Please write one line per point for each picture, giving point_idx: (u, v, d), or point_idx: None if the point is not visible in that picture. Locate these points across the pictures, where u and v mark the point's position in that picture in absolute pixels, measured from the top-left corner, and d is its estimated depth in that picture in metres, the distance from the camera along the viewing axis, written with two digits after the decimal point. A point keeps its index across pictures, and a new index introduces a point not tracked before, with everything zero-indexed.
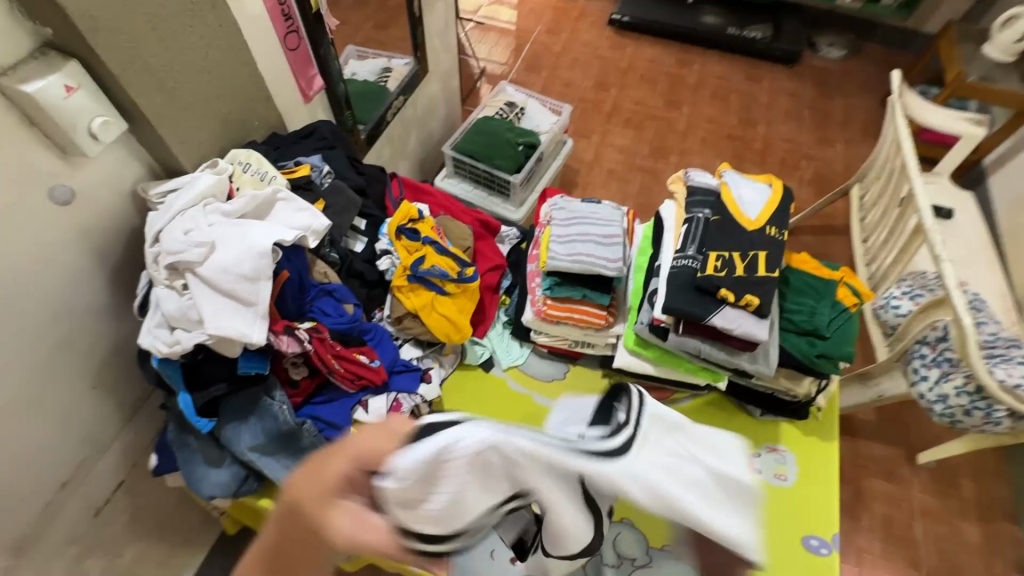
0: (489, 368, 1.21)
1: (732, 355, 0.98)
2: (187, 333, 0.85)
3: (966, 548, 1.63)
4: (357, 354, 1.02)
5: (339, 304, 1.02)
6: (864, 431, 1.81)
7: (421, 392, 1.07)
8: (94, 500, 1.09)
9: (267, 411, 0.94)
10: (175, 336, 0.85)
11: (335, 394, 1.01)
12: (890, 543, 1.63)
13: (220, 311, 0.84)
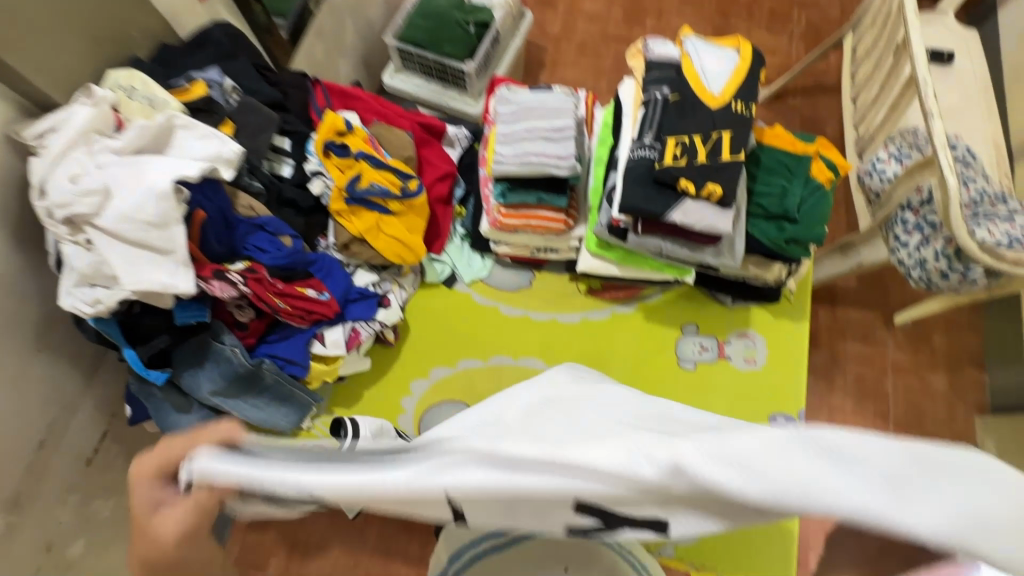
0: (452, 285, 1.17)
1: (694, 251, 0.94)
2: (108, 290, 0.79)
3: (931, 396, 1.72)
4: (305, 289, 0.97)
5: (274, 239, 0.94)
6: (843, 299, 1.83)
7: (380, 318, 1.05)
8: (81, 451, 1.12)
9: (220, 356, 0.93)
10: (97, 294, 0.79)
11: (289, 332, 0.99)
12: (861, 399, 1.73)
13: (138, 262, 0.78)
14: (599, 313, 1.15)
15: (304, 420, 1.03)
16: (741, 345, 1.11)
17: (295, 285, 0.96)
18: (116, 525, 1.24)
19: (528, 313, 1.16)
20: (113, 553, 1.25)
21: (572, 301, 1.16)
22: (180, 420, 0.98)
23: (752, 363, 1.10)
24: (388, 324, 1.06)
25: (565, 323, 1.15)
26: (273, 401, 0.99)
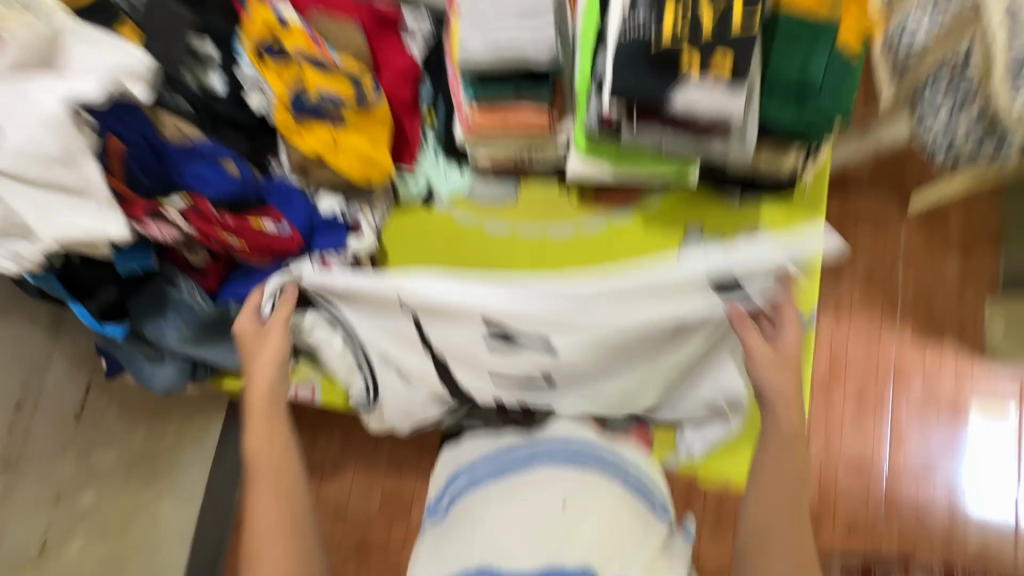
0: (430, 204, 1.06)
1: (699, 143, 0.81)
2: (31, 242, 0.71)
3: (942, 280, 1.66)
4: (260, 221, 0.85)
5: (213, 167, 0.81)
6: (855, 185, 1.70)
7: (351, 247, 0.91)
8: (67, 407, 1.10)
9: (179, 303, 0.86)
10: (19, 248, 0.71)
11: (253, 271, 0.89)
12: (869, 289, 1.67)
13: (55, 208, 0.70)
14: (594, 223, 1.05)
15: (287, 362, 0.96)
16: None
17: (248, 218, 0.84)
18: (124, 469, 1.27)
19: (515, 229, 1.05)
20: (128, 495, 1.28)
21: (564, 213, 1.05)
22: (155, 372, 0.92)
23: None
24: (362, 255, 0.92)
25: (557, 237, 1.05)
26: None
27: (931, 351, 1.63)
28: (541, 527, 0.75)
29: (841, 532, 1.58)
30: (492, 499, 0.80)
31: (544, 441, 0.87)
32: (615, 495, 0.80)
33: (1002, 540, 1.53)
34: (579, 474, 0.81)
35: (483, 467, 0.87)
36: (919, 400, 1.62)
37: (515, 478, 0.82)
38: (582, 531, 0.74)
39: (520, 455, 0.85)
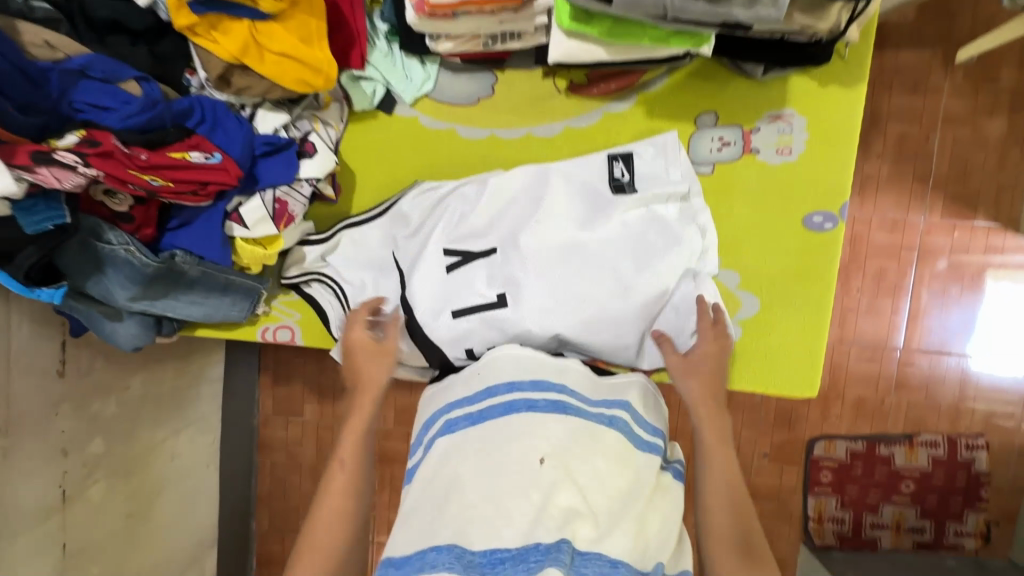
0: (391, 109, 0.90)
1: (716, 2, 0.63)
2: None
3: (983, 146, 1.48)
4: (185, 154, 0.71)
5: (111, 91, 0.66)
6: (895, 40, 1.45)
7: (304, 175, 0.81)
8: (45, 366, 1.05)
9: (116, 259, 0.76)
10: None
11: (195, 214, 0.79)
12: (900, 164, 1.50)
13: None
14: (587, 117, 0.88)
15: (258, 305, 0.91)
16: (772, 131, 0.86)
17: (168, 151, 0.70)
18: (128, 415, 1.26)
19: (494, 132, 0.90)
20: (138, 438, 1.30)
21: (552, 108, 0.89)
22: (115, 330, 0.84)
23: (785, 155, 0.86)
24: (320, 178, 0.82)
25: (544, 138, 0.89)
26: (211, 292, 0.86)
27: (961, 226, 1.50)
28: (516, 490, 0.60)
29: (848, 413, 1.57)
30: (466, 453, 0.64)
31: (529, 381, 0.70)
32: (607, 448, 0.66)
33: (1008, 410, 1.53)
34: (565, 425, 0.65)
35: (456, 409, 0.71)
36: (941, 279, 1.52)
37: (493, 424, 0.66)
38: (565, 493, 0.59)
39: (500, 399, 0.69)
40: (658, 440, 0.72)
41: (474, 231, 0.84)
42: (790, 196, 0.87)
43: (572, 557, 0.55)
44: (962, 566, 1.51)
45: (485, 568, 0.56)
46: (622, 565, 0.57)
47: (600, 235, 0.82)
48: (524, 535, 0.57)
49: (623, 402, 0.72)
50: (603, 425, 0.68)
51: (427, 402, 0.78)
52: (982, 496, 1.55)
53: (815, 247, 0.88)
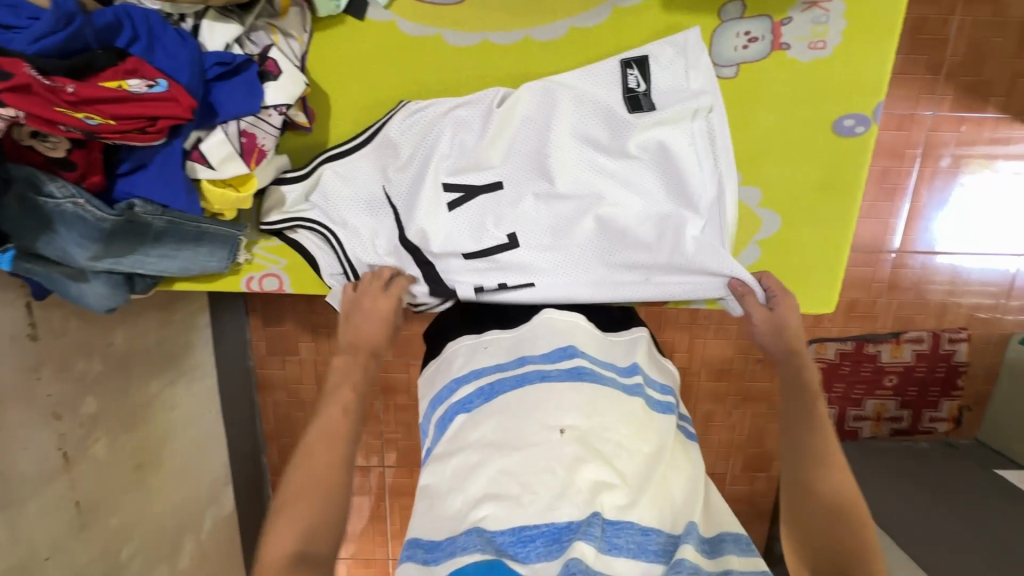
0: (362, 13, 0.75)
1: None
2: None
3: (1003, 28, 1.36)
4: (121, 83, 0.59)
5: (14, 6, 0.55)
6: None
7: (270, 101, 0.69)
8: (14, 330, 0.97)
9: (64, 215, 0.66)
10: None
11: (149, 155, 0.67)
12: (914, 52, 1.38)
13: None
14: (594, 14, 0.76)
15: (238, 254, 0.82)
16: (806, 22, 0.75)
17: (100, 81, 0.58)
18: (117, 372, 1.21)
19: (487, 37, 0.77)
20: (132, 392, 1.26)
21: (552, 4, 0.75)
22: (82, 292, 0.75)
23: (818, 50, 0.76)
24: (289, 105, 0.70)
25: (546, 42, 0.77)
26: (183, 243, 0.77)
27: (969, 119, 1.43)
28: (539, 463, 0.57)
29: (840, 316, 1.59)
30: (482, 429, 0.62)
31: (539, 354, 0.68)
32: (629, 415, 0.63)
33: (991, 303, 1.57)
34: (583, 395, 0.62)
35: (466, 385, 0.67)
36: (943, 177, 1.47)
37: (506, 397, 0.63)
38: (590, 463, 0.57)
39: (512, 372, 0.66)
40: (669, 398, 0.70)
41: (475, 162, 0.77)
42: (817, 98, 0.78)
43: (603, 528, 0.54)
44: (934, 448, 1.62)
45: (515, 548, 0.54)
46: (652, 532, 0.55)
47: (614, 167, 0.76)
48: (550, 512, 0.54)
49: (635, 366, 0.70)
50: (623, 392, 0.65)
51: (430, 382, 0.74)
52: (958, 385, 1.62)
53: (841, 155, 0.81)
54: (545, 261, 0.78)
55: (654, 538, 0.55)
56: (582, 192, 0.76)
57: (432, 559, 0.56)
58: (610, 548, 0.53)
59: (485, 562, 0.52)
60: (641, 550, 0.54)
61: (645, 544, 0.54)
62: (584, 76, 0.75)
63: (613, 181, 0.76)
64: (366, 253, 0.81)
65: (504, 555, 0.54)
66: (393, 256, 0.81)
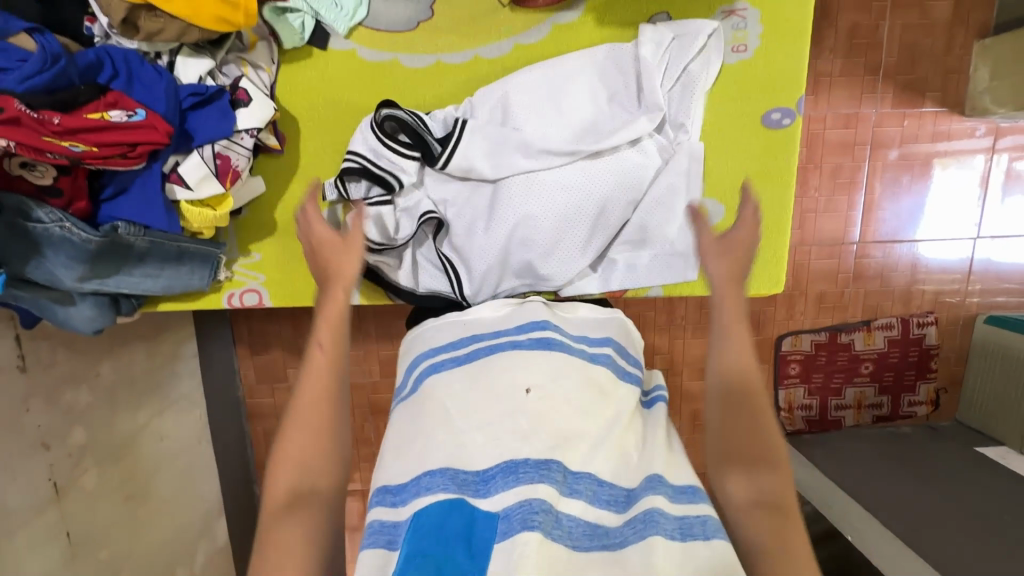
0: (325, 44, 0.83)
1: None
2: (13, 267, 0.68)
3: (931, 30, 1.48)
4: (104, 114, 0.65)
5: (3, 50, 0.60)
6: None
7: (242, 126, 0.75)
8: (8, 361, 1.01)
9: (51, 238, 0.71)
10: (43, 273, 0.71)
11: (130, 179, 0.72)
12: (853, 56, 1.49)
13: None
14: (536, 32, 0.84)
15: (219, 271, 0.88)
16: (726, 28, 0.84)
17: (85, 113, 0.64)
18: (106, 402, 1.24)
19: (439, 58, 0.85)
20: (121, 422, 1.28)
21: (497, 25, 0.84)
22: (69, 316, 0.79)
23: (741, 53, 0.85)
24: (260, 129, 0.76)
25: (493, 59, 0.85)
26: (166, 262, 0.82)
27: (910, 114, 1.53)
28: (503, 420, 0.62)
29: (811, 308, 1.65)
30: (452, 392, 0.67)
31: (512, 328, 0.73)
32: (592, 381, 0.68)
33: (955, 287, 1.64)
34: (550, 362, 0.68)
35: (441, 355, 0.73)
36: (893, 169, 1.56)
37: (477, 364, 0.69)
38: (552, 418, 0.63)
39: (485, 343, 0.72)
40: (638, 371, 0.76)
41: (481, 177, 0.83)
42: (746, 95, 0.86)
43: (564, 475, 0.59)
44: (915, 431, 1.66)
45: (478, 486, 0.59)
46: (607, 484, 0.61)
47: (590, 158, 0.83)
48: (511, 451, 0.60)
49: (607, 339, 0.76)
50: (588, 361, 0.70)
51: (407, 354, 0.80)
52: (932, 368, 1.67)
53: (771, 146, 0.88)
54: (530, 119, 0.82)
55: (608, 490, 0.60)
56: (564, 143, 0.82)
57: (398, 500, 0.61)
58: (570, 492, 0.58)
59: (448, 499, 0.57)
60: (596, 498, 0.59)
61: (600, 493, 0.60)
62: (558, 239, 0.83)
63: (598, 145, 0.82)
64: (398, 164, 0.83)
65: (464, 495, 0.58)
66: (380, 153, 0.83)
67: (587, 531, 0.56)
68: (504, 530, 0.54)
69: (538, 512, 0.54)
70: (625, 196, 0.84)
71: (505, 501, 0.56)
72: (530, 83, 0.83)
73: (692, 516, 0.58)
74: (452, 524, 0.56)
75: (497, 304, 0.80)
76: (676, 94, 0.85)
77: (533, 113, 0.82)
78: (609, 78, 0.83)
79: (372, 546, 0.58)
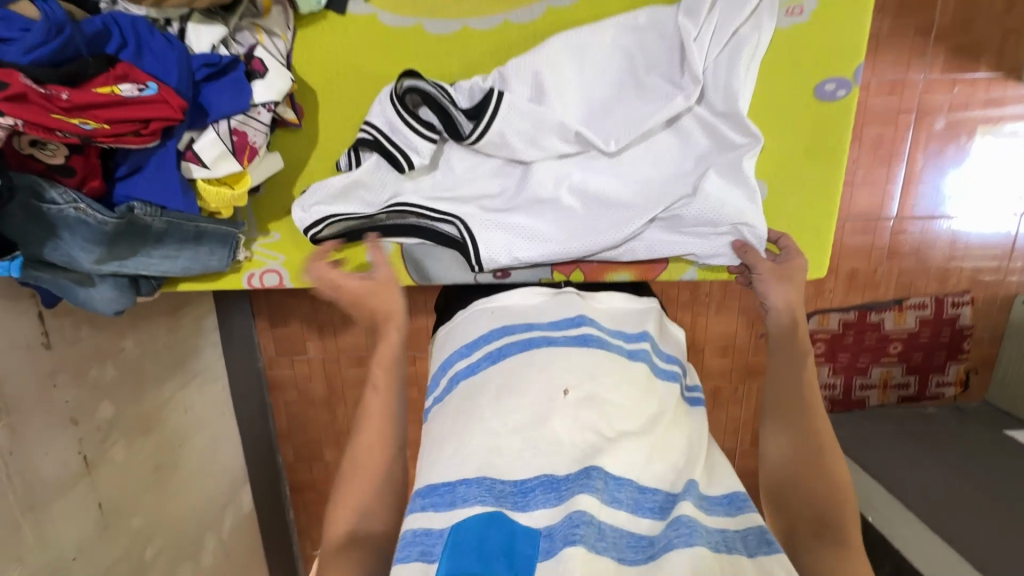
0: (343, 8, 0.77)
1: None
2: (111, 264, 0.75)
3: None
4: (114, 88, 0.61)
5: (3, 18, 0.56)
6: None
7: (258, 99, 0.71)
8: (29, 338, 1.00)
9: (67, 221, 0.68)
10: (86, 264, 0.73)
11: (145, 157, 0.69)
12: (903, 17, 1.38)
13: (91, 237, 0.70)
14: None
15: (238, 251, 0.85)
16: None
17: (93, 87, 0.60)
18: (130, 377, 1.25)
19: (465, 24, 0.79)
20: (146, 396, 1.29)
21: None
22: (91, 297, 0.78)
23: (795, 16, 0.78)
24: (277, 103, 0.72)
25: (523, 24, 0.79)
26: (184, 243, 0.79)
27: (961, 80, 1.42)
28: (540, 419, 0.65)
29: (841, 286, 1.59)
30: (491, 390, 0.69)
31: (546, 323, 0.77)
32: (630, 376, 0.71)
33: (994, 265, 1.56)
34: (589, 358, 0.71)
35: (476, 351, 0.76)
36: (938, 140, 1.46)
37: (514, 358, 0.72)
38: (595, 418, 0.65)
39: (521, 339, 0.75)
40: (673, 367, 0.79)
41: (513, 155, 0.80)
42: (796, 62, 0.79)
43: (605, 483, 0.61)
44: (941, 412, 1.62)
45: (517, 497, 0.61)
46: (650, 491, 0.63)
47: (631, 133, 0.78)
48: (551, 467, 0.61)
49: (643, 334, 0.78)
50: (625, 355, 0.74)
51: (441, 348, 0.83)
52: (964, 348, 1.61)
53: (819, 120, 0.82)
54: (568, 95, 0.78)
55: (651, 497, 0.62)
56: (600, 120, 0.79)
57: (430, 504, 0.62)
58: (611, 501, 0.60)
59: (486, 511, 0.59)
60: (640, 506, 0.61)
61: (643, 501, 0.62)
62: (598, 217, 0.82)
63: (642, 116, 0.78)
64: (416, 142, 0.77)
65: (503, 507, 0.60)
66: (392, 130, 0.78)
67: (631, 542, 0.58)
68: (546, 548, 0.56)
69: (580, 525, 0.55)
70: (666, 175, 0.81)
71: (546, 519, 0.58)
72: (563, 56, 0.77)
73: (732, 530, 0.62)
74: (491, 539, 0.57)
75: (530, 293, 0.84)
76: (722, 60, 0.77)
77: (570, 85, 0.78)
78: (650, 43, 0.77)
79: (406, 557, 0.59)
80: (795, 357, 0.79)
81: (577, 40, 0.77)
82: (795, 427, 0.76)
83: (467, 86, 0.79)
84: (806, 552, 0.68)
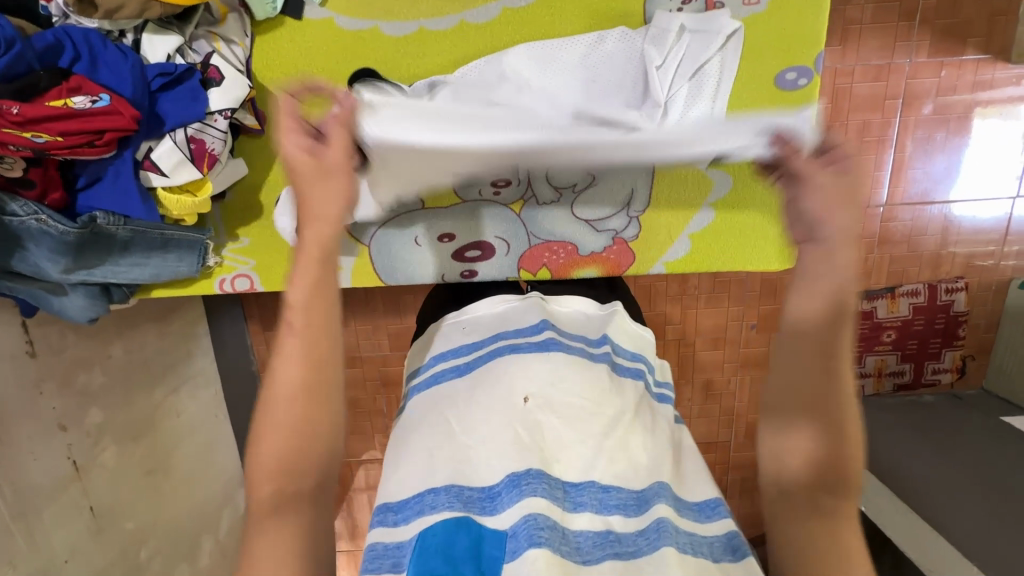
0: (299, 13, 0.78)
1: None
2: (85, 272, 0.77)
3: None
4: (66, 100, 0.63)
5: None
6: None
7: (213, 108, 0.72)
8: (15, 347, 1.03)
9: (31, 232, 0.70)
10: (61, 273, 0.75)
11: (102, 168, 0.71)
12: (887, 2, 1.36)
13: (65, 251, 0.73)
14: None
15: (207, 257, 0.86)
16: None
17: (46, 100, 0.62)
18: (118, 382, 1.27)
19: (422, 25, 0.79)
20: (135, 401, 1.31)
21: None
22: (65, 305, 0.80)
23: (752, 5, 0.77)
24: (233, 109, 0.73)
25: (480, 25, 0.79)
26: (152, 250, 0.82)
27: (949, 64, 1.40)
28: (504, 423, 0.66)
29: None
30: (455, 398, 0.71)
31: (511, 331, 0.79)
32: (595, 375, 0.72)
33: (988, 250, 1.54)
34: (549, 362, 0.72)
35: (442, 363, 0.78)
36: (927, 125, 1.44)
37: (478, 370, 0.74)
38: (557, 423, 0.67)
39: (487, 349, 0.77)
40: (637, 364, 0.81)
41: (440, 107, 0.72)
42: (756, 54, 0.79)
43: (564, 491, 0.63)
44: (938, 400, 1.60)
45: (484, 501, 0.62)
46: (613, 489, 0.64)
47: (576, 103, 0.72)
48: (514, 465, 0.62)
49: (604, 338, 0.81)
50: (588, 358, 0.75)
51: (414, 359, 0.86)
52: (959, 335, 1.59)
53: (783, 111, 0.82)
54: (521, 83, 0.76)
55: (615, 495, 0.63)
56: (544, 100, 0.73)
57: (401, 519, 0.63)
58: (574, 506, 0.62)
59: (455, 517, 0.60)
60: (604, 506, 0.63)
61: (607, 500, 0.63)
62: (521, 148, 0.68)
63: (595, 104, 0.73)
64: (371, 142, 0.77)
65: (471, 512, 0.61)
66: None
67: (598, 541, 0.60)
68: (511, 548, 0.57)
69: (544, 529, 0.57)
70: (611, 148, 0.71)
71: (510, 520, 0.59)
72: (524, 65, 0.77)
73: (699, 535, 0.63)
74: (458, 543, 0.58)
75: (495, 301, 0.87)
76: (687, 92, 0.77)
77: (528, 82, 0.76)
78: (614, 65, 0.77)
79: (376, 570, 0.60)
80: (818, 346, 0.53)
81: (546, 48, 0.78)
82: (790, 374, 0.55)
83: (424, 81, 0.78)
84: (787, 521, 0.55)
